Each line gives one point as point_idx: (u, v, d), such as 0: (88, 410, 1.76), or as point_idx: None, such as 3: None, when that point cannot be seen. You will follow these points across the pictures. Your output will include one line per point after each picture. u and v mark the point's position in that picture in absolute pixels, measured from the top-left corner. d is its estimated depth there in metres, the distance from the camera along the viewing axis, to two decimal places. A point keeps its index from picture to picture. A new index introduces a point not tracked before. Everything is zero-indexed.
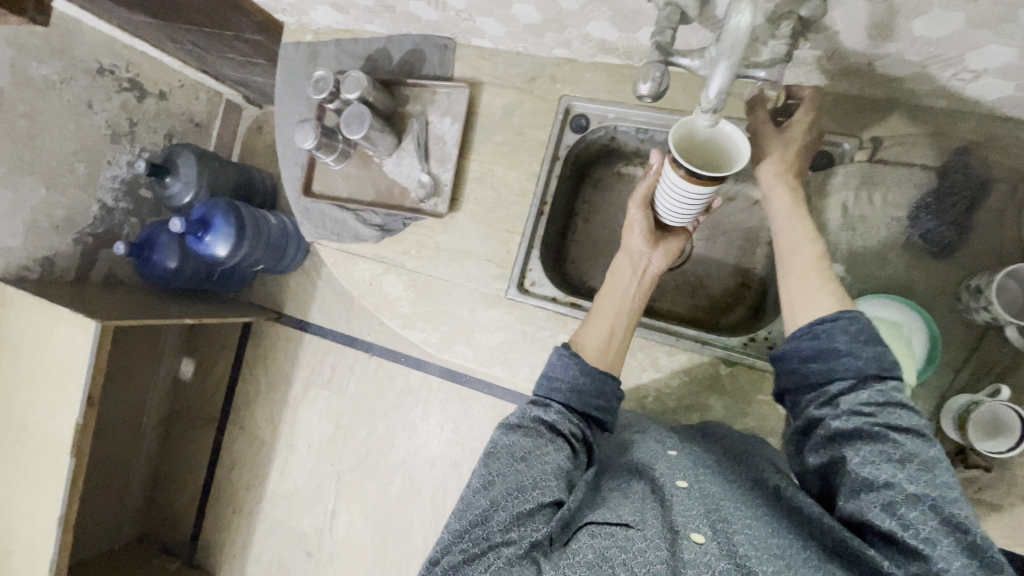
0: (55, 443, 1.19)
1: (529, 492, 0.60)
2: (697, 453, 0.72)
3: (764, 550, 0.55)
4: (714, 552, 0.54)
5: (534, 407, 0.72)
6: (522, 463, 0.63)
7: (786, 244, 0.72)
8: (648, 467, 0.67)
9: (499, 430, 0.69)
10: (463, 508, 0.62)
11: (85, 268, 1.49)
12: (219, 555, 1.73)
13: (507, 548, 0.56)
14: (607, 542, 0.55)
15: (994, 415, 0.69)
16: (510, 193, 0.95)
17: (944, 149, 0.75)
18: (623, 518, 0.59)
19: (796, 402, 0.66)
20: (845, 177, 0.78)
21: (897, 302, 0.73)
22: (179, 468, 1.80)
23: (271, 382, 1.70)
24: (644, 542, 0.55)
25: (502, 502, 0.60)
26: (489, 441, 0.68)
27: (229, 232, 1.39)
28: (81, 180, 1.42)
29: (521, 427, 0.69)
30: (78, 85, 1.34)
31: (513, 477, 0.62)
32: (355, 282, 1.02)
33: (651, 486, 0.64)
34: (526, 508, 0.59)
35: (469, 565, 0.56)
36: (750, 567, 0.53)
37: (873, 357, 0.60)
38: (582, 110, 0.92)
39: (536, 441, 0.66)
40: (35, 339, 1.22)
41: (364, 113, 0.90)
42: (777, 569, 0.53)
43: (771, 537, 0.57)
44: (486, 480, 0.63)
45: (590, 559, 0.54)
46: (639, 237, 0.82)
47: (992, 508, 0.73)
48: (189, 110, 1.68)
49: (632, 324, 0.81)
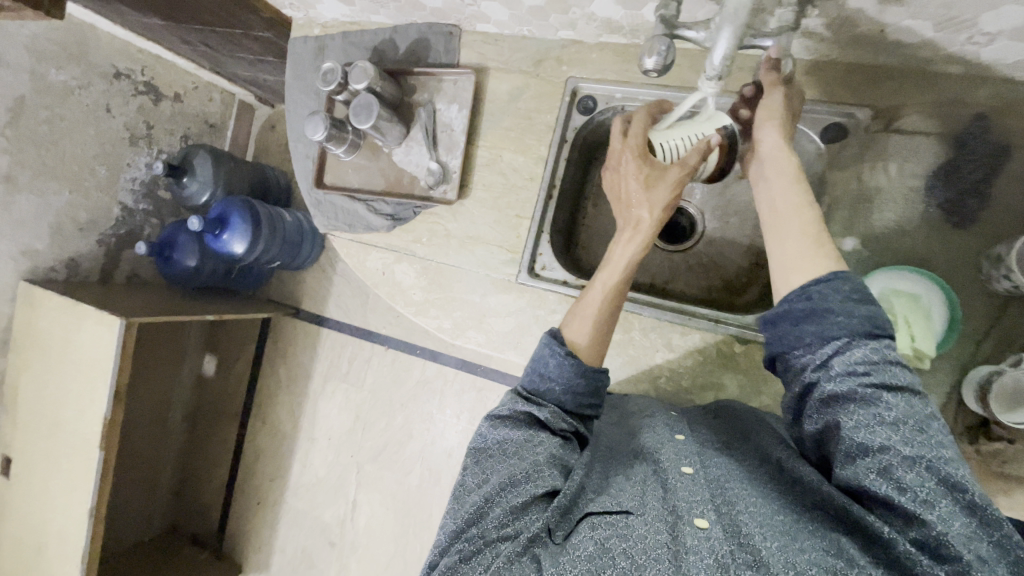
0: (84, 437, 1.23)
1: (528, 483, 0.61)
2: (703, 437, 0.73)
3: (770, 528, 0.55)
4: (718, 536, 0.54)
5: (521, 400, 0.72)
6: (513, 455, 0.65)
7: (778, 216, 0.68)
8: (652, 451, 0.68)
9: (487, 423, 0.71)
10: (455, 506, 0.63)
11: (109, 269, 1.54)
12: (246, 545, 1.78)
13: (505, 544, 0.57)
14: (607, 533, 0.56)
15: (1018, 385, 0.67)
16: (518, 178, 0.95)
17: (964, 117, 0.73)
18: (623, 506, 0.60)
19: (787, 366, 0.63)
20: (854, 149, 0.78)
21: (917, 273, 0.72)
22: (205, 460, 1.85)
23: (291, 376, 1.73)
24: (643, 527, 0.56)
25: (494, 499, 0.61)
26: (477, 435, 0.70)
27: (245, 230, 1.42)
28: (102, 182, 1.45)
29: (510, 419, 0.70)
30: (96, 89, 1.38)
31: (509, 470, 0.63)
32: (368, 271, 1.04)
33: (653, 469, 0.66)
34: (518, 501, 0.60)
35: (464, 563, 0.56)
36: (756, 549, 0.52)
37: (863, 317, 0.58)
38: (589, 92, 0.92)
39: (526, 432, 0.68)
40: (63, 337, 1.26)
41: (371, 103, 0.91)
42: (783, 544, 0.53)
43: (778, 515, 0.57)
44: (476, 480, 0.64)
45: (590, 552, 0.54)
46: (649, 214, 0.77)
47: (1015, 481, 0.72)
48: (204, 111, 1.71)
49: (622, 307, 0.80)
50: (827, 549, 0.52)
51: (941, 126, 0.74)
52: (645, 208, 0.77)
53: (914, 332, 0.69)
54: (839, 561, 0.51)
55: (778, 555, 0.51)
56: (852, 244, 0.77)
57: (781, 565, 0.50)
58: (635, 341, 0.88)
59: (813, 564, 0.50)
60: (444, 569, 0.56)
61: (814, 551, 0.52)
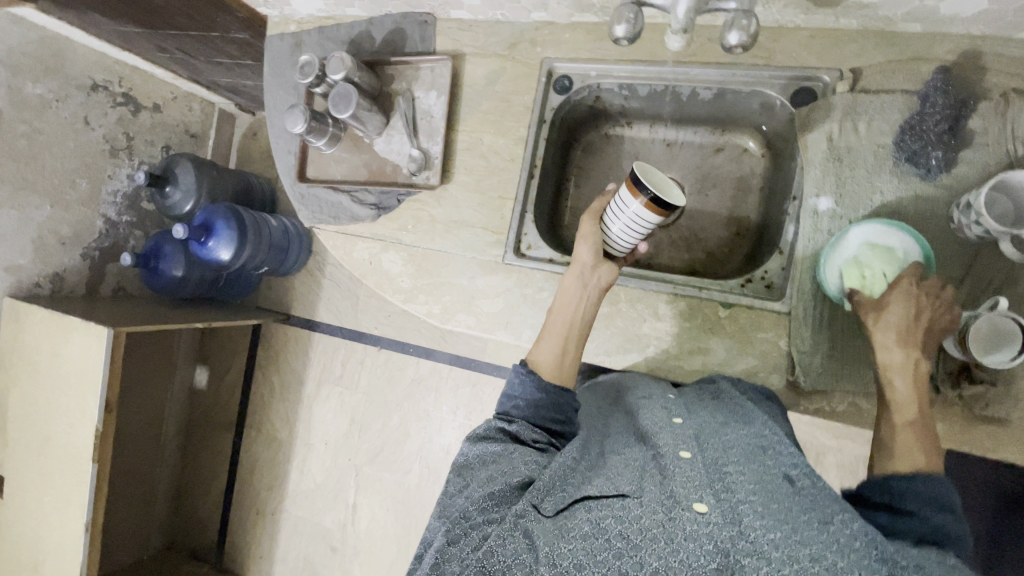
0: (76, 450, 1.20)
1: (506, 476, 0.62)
2: (700, 420, 0.72)
3: (770, 517, 0.56)
4: (717, 521, 0.55)
5: (498, 419, 0.72)
6: (494, 462, 0.65)
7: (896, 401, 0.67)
8: (651, 436, 0.68)
9: (467, 441, 0.70)
10: (441, 507, 0.63)
11: (95, 282, 1.52)
12: (246, 558, 1.73)
13: (490, 528, 0.57)
14: (603, 514, 0.56)
15: (996, 328, 0.69)
16: (499, 160, 0.96)
17: (925, 70, 0.76)
18: (619, 489, 0.59)
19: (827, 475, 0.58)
20: (827, 109, 0.81)
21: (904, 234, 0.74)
22: (200, 474, 1.79)
23: (284, 382, 1.69)
24: (639, 509, 0.56)
25: (478, 489, 0.61)
26: (459, 454, 0.69)
27: (230, 235, 1.39)
28: (84, 196, 1.44)
29: (488, 437, 0.69)
30: (74, 102, 1.37)
31: (490, 469, 0.64)
32: (355, 262, 1.04)
33: (652, 454, 0.65)
34: (498, 489, 0.60)
35: (453, 545, 0.56)
36: (755, 539, 0.53)
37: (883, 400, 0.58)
38: (564, 72, 0.94)
39: (503, 443, 0.67)
40: (51, 352, 1.23)
41: (349, 92, 0.92)
42: (785, 535, 0.53)
43: (774, 502, 0.58)
44: (459, 485, 0.64)
45: (585, 531, 0.54)
46: (587, 249, 0.79)
47: (999, 423, 0.74)
48: (184, 121, 1.69)
49: (583, 337, 0.79)
50: (828, 543, 0.53)
51: (903, 83, 0.77)
52: (578, 248, 0.80)
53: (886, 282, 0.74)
54: (839, 558, 0.51)
55: (779, 548, 0.52)
56: (826, 204, 0.81)
57: (781, 558, 0.51)
58: (622, 312, 0.90)
59: (814, 559, 0.51)
60: (431, 560, 0.56)
61: (814, 544, 0.52)
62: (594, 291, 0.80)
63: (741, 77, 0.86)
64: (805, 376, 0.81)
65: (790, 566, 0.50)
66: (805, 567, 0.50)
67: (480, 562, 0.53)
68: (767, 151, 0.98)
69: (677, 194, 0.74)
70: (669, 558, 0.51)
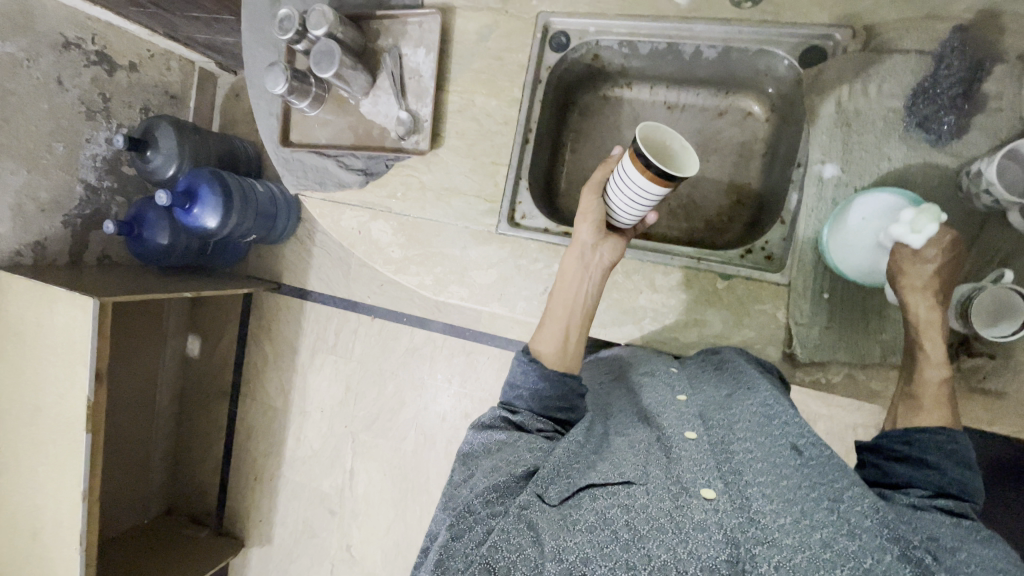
0: (69, 419, 1.14)
1: (509, 466, 0.60)
2: (705, 397, 0.71)
3: (779, 500, 0.57)
4: (724, 508, 0.55)
5: (501, 409, 0.71)
6: (497, 452, 0.64)
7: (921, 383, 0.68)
8: (656, 416, 0.68)
9: (470, 430, 0.69)
10: (445, 498, 0.62)
11: (78, 250, 1.35)
12: (245, 523, 1.71)
13: (496, 520, 0.56)
14: (609, 502, 0.56)
15: (1001, 301, 0.70)
16: (492, 123, 0.92)
17: (941, 30, 0.73)
18: (624, 476, 0.59)
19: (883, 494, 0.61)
20: (837, 70, 0.78)
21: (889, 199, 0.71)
22: (197, 442, 1.76)
23: (278, 351, 1.65)
24: (646, 496, 0.56)
25: (481, 479, 0.60)
26: (462, 443, 0.68)
27: (217, 202, 1.31)
28: (62, 160, 1.26)
29: (492, 427, 0.69)
30: (46, 61, 1.19)
31: (493, 458, 0.62)
32: (343, 231, 1.01)
33: (657, 435, 0.65)
34: (502, 480, 0.59)
35: (457, 540, 0.55)
36: (765, 526, 0.54)
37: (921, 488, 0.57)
38: (561, 27, 0.90)
39: (507, 432, 0.66)
40: (35, 322, 1.15)
41: (332, 48, 0.85)
42: (795, 521, 0.55)
43: (782, 481, 0.58)
44: (463, 475, 0.63)
45: (591, 522, 0.55)
46: (588, 228, 0.75)
47: (996, 395, 0.76)
48: (163, 81, 1.48)
49: (587, 320, 0.76)
50: (837, 526, 0.54)
51: (918, 43, 0.74)
52: (579, 228, 0.76)
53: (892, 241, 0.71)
54: (848, 541, 0.53)
55: (790, 534, 0.54)
56: (831, 171, 0.78)
57: (792, 544, 0.53)
58: (619, 284, 0.88)
59: (825, 544, 0.53)
60: (434, 556, 0.54)
61: (824, 529, 0.54)
62: (595, 272, 0.77)
63: (751, 33, 0.81)
64: (802, 349, 0.80)
65: (802, 552, 0.52)
66: (814, 552, 0.52)
67: (486, 558, 0.52)
68: (771, 115, 0.94)
69: (689, 166, 0.67)
70: (679, 549, 0.52)
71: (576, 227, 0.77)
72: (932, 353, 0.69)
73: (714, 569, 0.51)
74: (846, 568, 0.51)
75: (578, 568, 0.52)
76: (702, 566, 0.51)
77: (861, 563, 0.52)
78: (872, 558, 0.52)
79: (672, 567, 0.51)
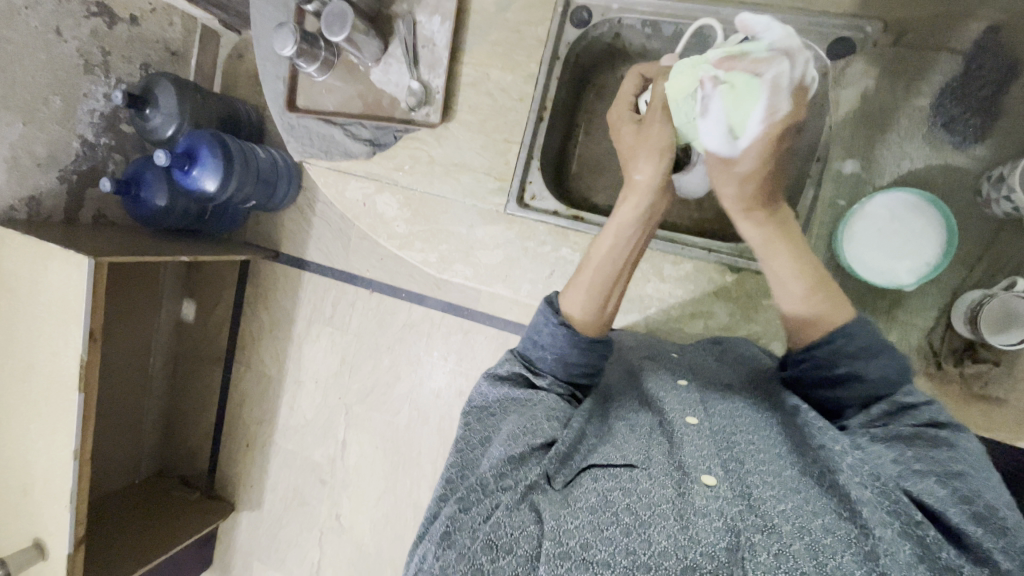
0: (61, 378, 1.12)
1: (526, 436, 0.60)
2: (707, 380, 0.72)
3: (780, 487, 0.55)
4: (726, 495, 0.54)
5: (519, 363, 0.71)
6: (514, 412, 0.64)
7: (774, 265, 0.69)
8: (657, 400, 0.67)
9: (486, 380, 0.69)
10: (460, 463, 0.61)
11: (73, 208, 1.31)
12: (236, 487, 1.72)
13: (503, 494, 0.55)
14: (611, 485, 0.55)
15: (1007, 309, 0.71)
16: (506, 99, 0.90)
17: (974, 30, 0.73)
18: (627, 460, 0.58)
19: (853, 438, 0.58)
20: (864, 65, 0.77)
21: (890, 202, 0.74)
22: (190, 407, 1.74)
23: (274, 320, 1.62)
24: (647, 482, 0.55)
25: (493, 448, 0.60)
26: (476, 393, 0.69)
27: (216, 164, 1.27)
28: (58, 114, 1.21)
29: (508, 379, 0.69)
30: (43, 8, 1.13)
31: (509, 424, 0.62)
32: (347, 203, 0.99)
33: (658, 421, 0.65)
34: (516, 451, 0.58)
35: (464, 512, 0.55)
36: (766, 513, 0.53)
37: (893, 462, 0.54)
38: (583, 3, 0.87)
39: (525, 392, 0.66)
40: (30, 278, 1.12)
41: (345, 11, 0.82)
42: (796, 506, 0.53)
43: (785, 470, 0.57)
44: (481, 437, 0.63)
45: (592, 504, 0.54)
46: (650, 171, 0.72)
47: (995, 402, 0.78)
48: (163, 36, 1.41)
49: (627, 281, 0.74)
50: (839, 511, 0.53)
51: (948, 42, 0.75)
52: (646, 168, 0.72)
53: (913, 242, 0.73)
54: (851, 526, 0.51)
55: (790, 520, 0.52)
56: (852, 167, 0.78)
57: (792, 531, 0.51)
58: None
59: (826, 530, 0.51)
60: (441, 527, 0.54)
61: (826, 515, 0.53)
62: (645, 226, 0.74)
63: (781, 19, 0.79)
64: None
65: (801, 538, 0.50)
66: (815, 538, 0.50)
67: (488, 534, 0.52)
68: None
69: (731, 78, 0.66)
70: (679, 536, 0.51)
71: (640, 167, 0.73)
72: (794, 290, 0.67)
73: (713, 556, 0.49)
74: (847, 552, 0.50)
75: (577, 553, 0.50)
76: (702, 551, 0.50)
77: (862, 546, 0.50)
78: (873, 538, 0.50)
79: (672, 553, 0.49)
